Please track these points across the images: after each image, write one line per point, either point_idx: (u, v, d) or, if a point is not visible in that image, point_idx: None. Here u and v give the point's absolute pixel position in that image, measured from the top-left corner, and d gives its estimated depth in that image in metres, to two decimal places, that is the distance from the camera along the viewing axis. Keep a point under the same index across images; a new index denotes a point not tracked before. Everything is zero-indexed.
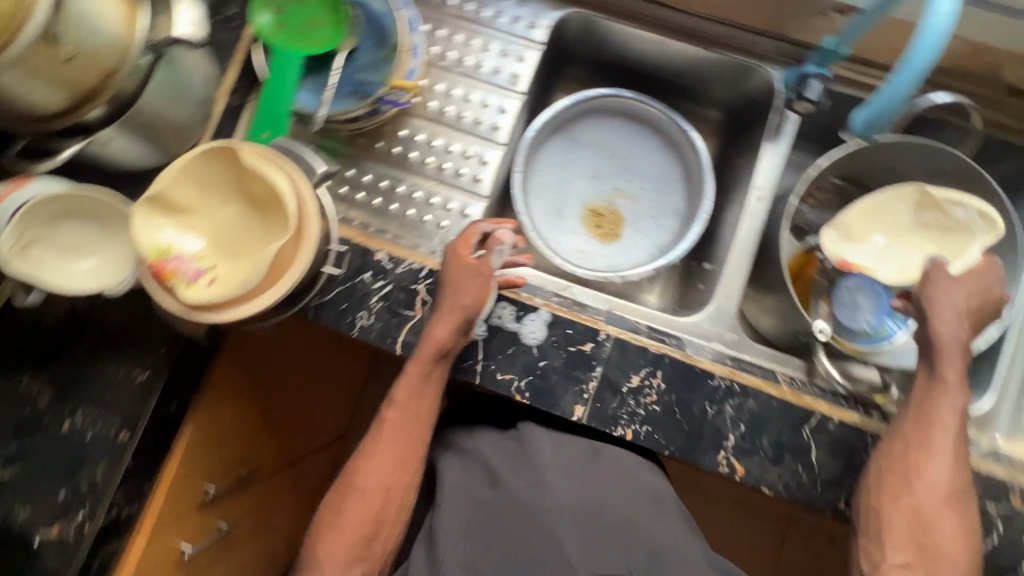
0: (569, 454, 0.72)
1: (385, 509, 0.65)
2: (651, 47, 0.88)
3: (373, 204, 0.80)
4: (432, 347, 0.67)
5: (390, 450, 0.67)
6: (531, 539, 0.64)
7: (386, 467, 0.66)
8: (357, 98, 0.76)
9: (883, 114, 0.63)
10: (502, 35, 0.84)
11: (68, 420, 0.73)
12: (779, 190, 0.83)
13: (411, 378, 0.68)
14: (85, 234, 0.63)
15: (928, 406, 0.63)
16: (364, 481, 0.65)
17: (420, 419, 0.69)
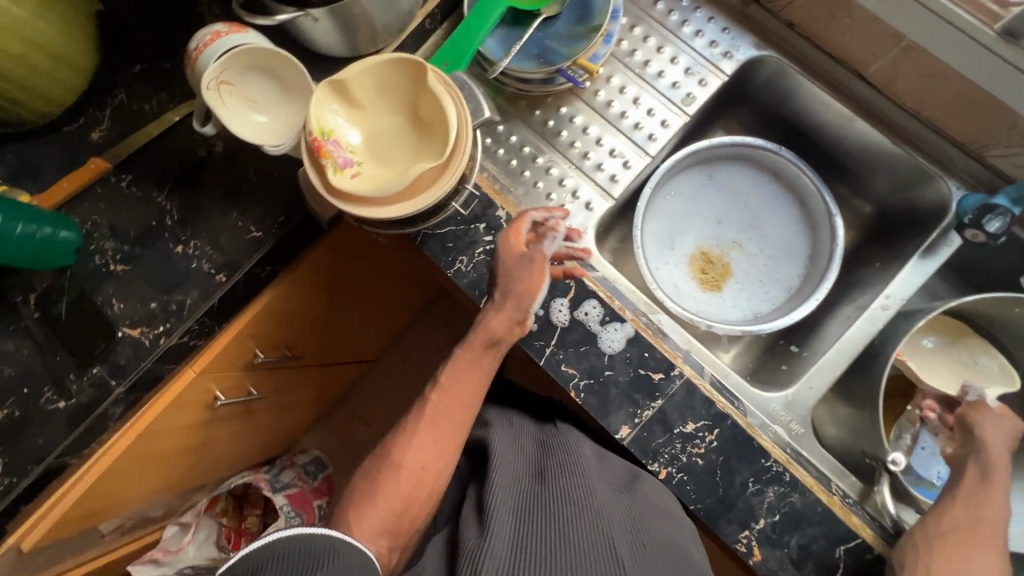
0: (611, 476, 0.68)
1: (415, 487, 0.66)
2: (834, 118, 0.84)
3: (508, 164, 0.82)
4: (483, 337, 0.66)
5: (426, 430, 0.67)
6: (581, 525, 0.57)
7: (421, 446, 0.67)
8: (539, 62, 0.78)
9: None
10: (692, 53, 0.83)
11: (182, 244, 0.80)
12: (907, 308, 0.78)
13: (461, 365, 0.67)
14: (266, 91, 0.68)
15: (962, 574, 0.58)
16: (401, 457, 0.66)
17: (462, 406, 0.68)
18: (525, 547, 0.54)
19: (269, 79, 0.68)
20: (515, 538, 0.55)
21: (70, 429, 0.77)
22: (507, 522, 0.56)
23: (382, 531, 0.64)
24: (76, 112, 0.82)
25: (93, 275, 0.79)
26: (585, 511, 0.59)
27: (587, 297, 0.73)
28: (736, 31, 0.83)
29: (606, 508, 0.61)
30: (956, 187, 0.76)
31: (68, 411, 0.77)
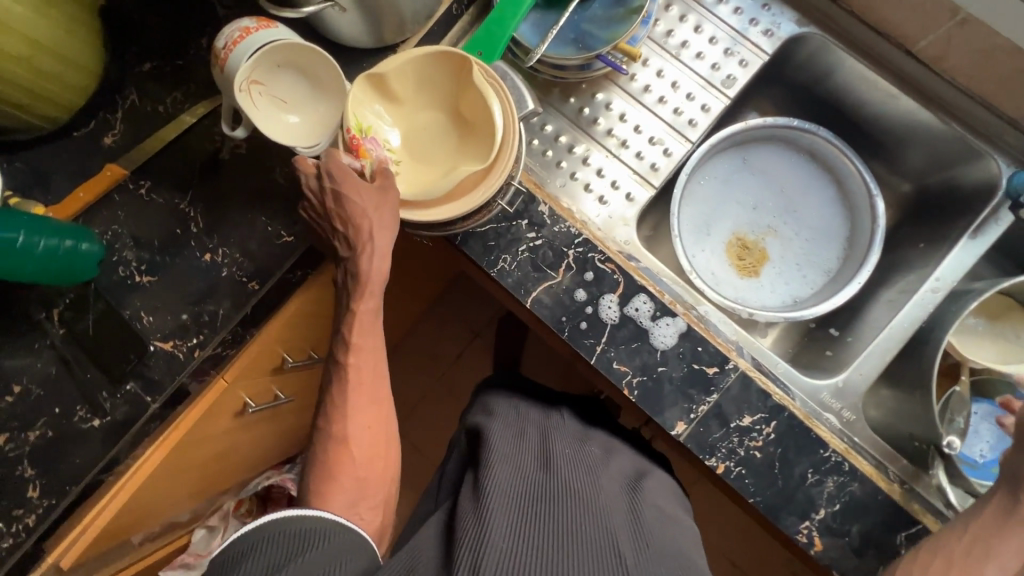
0: (608, 472, 0.68)
1: (360, 456, 0.67)
2: (876, 96, 0.82)
3: (544, 155, 0.79)
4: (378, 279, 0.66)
5: (357, 398, 0.67)
6: (582, 519, 0.56)
7: (354, 417, 0.67)
8: (577, 48, 0.74)
9: None
10: (731, 33, 0.80)
11: (211, 253, 0.77)
12: (955, 290, 0.77)
13: (366, 318, 0.67)
14: (298, 90, 0.65)
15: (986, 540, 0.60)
16: (343, 433, 0.66)
17: (378, 363, 0.69)
18: (527, 533, 0.53)
19: (300, 78, 0.65)
20: (513, 529, 0.53)
21: (106, 448, 0.75)
22: (506, 509, 0.55)
23: (354, 501, 0.65)
24: (86, 116, 0.77)
25: (119, 288, 0.76)
26: (586, 508, 0.58)
27: (637, 292, 0.71)
28: (777, 8, 0.80)
29: (606, 505, 0.60)
30: (1006, 164, 0.75)
31: (104, 429, 0.75)
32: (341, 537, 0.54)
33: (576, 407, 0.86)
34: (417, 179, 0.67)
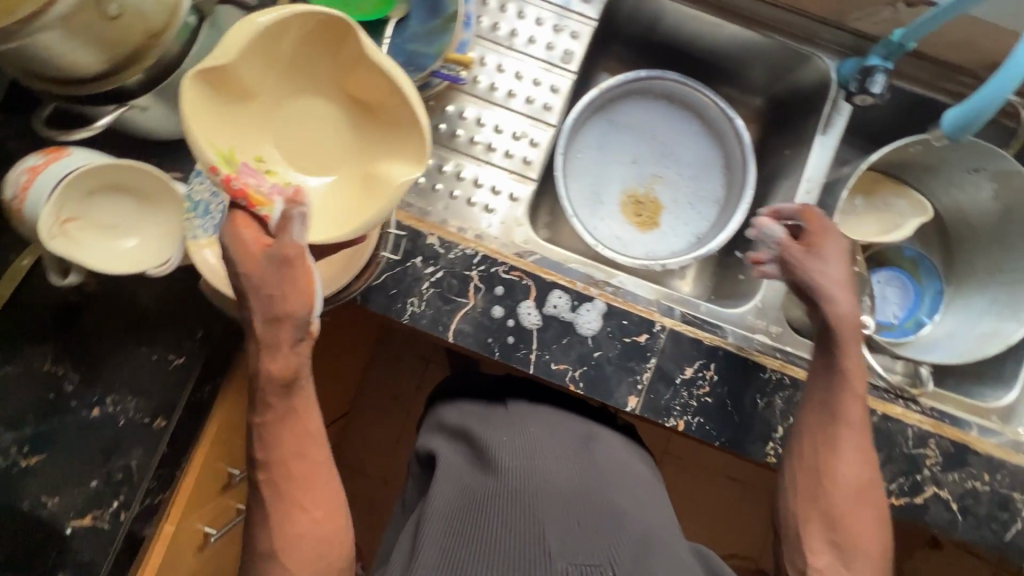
0: (549, 449, 0.69)
1: (301, 562, 0.56)
2: (704, 29, 0.85)
3: (416, 184, 0.77)
4: (272, 382, 0.53)
5: (277, 502, 0.56)
6: (516, 519, 0.59)
7: (279, 522, 0.56)
8: (409, 70, 0.69)
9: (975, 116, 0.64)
10: (553, 9, 0.80)
11: (98, 406, 0.68)
12: (827, 184, 0.83)
13: (272, 418, 0.55)
14: (130, 213, 0.59)
15: (836, 402, 0.65)
16: (269, 541, 0.56)
17: (301, 455, 0.57)
18: (454, 554, 0.56)
19: (131, 198, 0.59)
20: (442, 553, 0.55)
21: None
22: (436, 533, 0.57)
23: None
24: None
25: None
26: (522, 506, 0.60)
27: (551, 289, 0.71)
28: None
29: (539, 492, 0.62)
30: (830, 59, 0.80)
31: None
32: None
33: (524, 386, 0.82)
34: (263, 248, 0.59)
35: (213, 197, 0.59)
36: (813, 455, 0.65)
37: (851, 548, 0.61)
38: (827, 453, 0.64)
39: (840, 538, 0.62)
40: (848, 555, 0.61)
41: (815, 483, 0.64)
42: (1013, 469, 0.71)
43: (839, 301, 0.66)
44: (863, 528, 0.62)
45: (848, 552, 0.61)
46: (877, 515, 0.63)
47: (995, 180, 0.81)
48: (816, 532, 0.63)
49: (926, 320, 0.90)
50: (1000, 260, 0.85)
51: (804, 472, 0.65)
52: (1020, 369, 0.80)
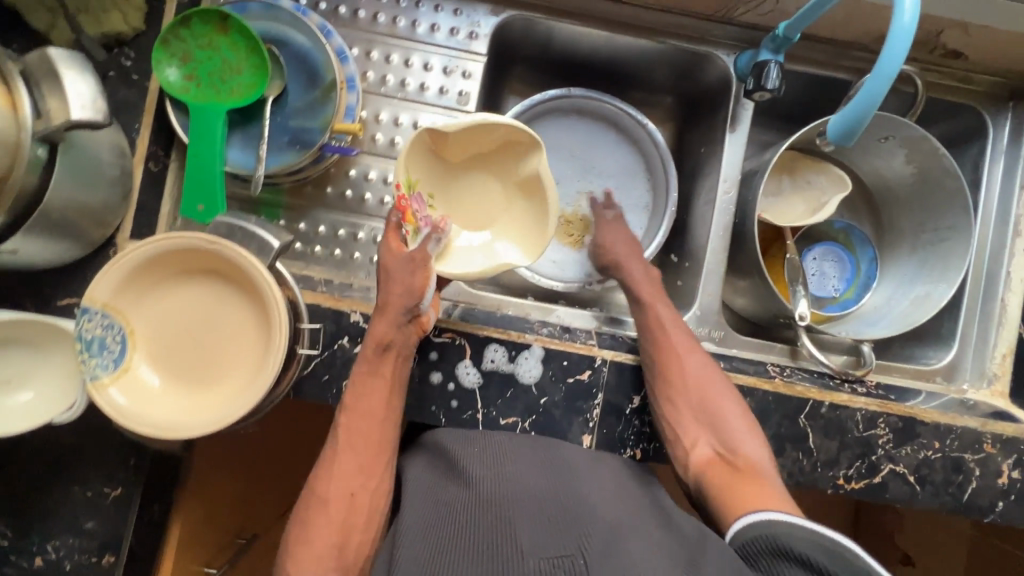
0: (524, 454, 0.62)
1: (347, 517, 0.59)
2: (598, 42, 0.83)
3: (334, 256, 0.75)
4: (372, 341, 0.64)
5: (345, 453, 0.62)
6: (489, 529, 0.51)
7: (344, 472, 0.61)
8: (297, 149, 0.68)
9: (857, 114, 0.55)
10: (439, 50, 0.77)
11: (40, 554, 0.65)
12: (745, 179, 0.83)
13: (359, 382, 0.64)
14: (27, 363, 0.58)
15: (651, 315, 0.73)
16: (327, 489, 0.60)
17: (377, 421, 0.63)
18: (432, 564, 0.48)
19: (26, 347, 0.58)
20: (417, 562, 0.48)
21: None
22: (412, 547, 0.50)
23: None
24: None
25: None
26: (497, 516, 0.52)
27: (486, 344, 0.69)
28: (468, 8, 0.77)
29: (509, 502, 0.54)
30: (726, 56, 0.80)
31: None
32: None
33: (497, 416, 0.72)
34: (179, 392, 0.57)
35: (108, 329, 0.56)
36: (660, 362, 0.69)
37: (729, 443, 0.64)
38: (668, 354, 0.69)
39: (721, 441, 0.64)
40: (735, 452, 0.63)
41: (676, 391, 0.67)
42: (963, 431, 0.73)
43: (631, 263, 0.80)
44: (732, 416, 0.66)
45: (734, 450, 0.63)
46: (736, 401, 0.67)
47: (905, 147, 0.81)
48: (705, 446, 0.65)
49: (864, 289, 0.90)
50: (923, 221, 0.86)
51: (665, 390, 0.68)
52: (957, 327, 0.81)
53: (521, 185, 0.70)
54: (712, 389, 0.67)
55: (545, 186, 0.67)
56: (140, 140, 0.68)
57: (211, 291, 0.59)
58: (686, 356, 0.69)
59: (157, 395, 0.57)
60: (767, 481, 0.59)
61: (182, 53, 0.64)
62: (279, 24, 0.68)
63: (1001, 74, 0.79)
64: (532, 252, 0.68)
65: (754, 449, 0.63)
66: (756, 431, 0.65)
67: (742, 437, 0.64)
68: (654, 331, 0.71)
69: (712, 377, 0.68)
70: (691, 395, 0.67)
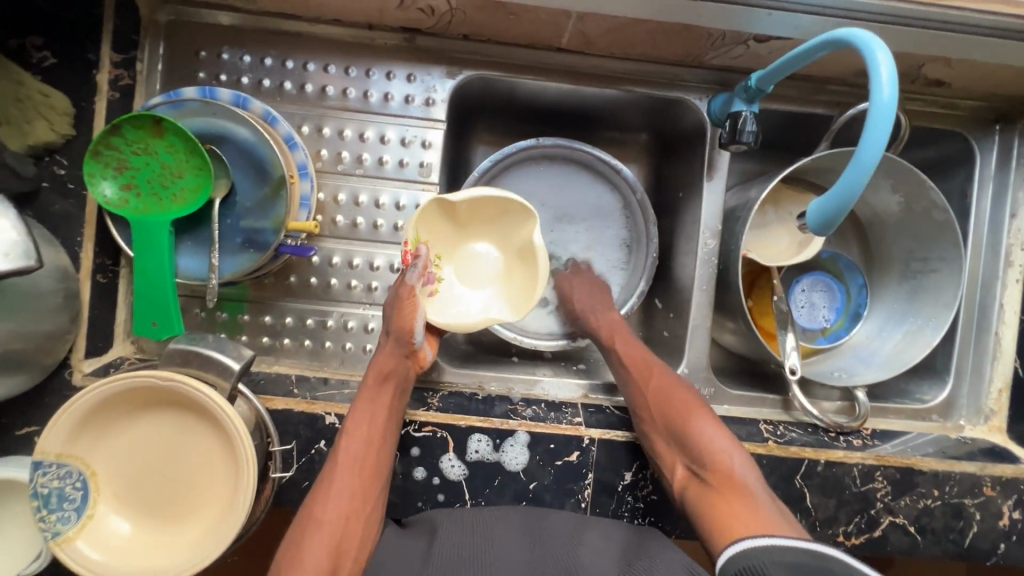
0: (512, 537, 0.60)
1: (342, 543, 0.56)
2: (563, 93, 0.78)
3: (304, 346, 0.72)
4: (374, 372, 0.65)
5: (345, 477, 0.59)
6: None
7: (341, 494, 0.58)
8: (251, 251, 0.64)
9: (838, 196, 0.51)
10: (395, 120, 0.72)
11: None
12: (725, 224, 0.79)
13: (361, 405, 0.63)
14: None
15: (618, 337, 0.75)
16: (323, 510, 0.57)
17: (376, 445, 0.62)
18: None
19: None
20: None
21: None
22: None
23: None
24: None
25: None
26: None
27: (470, 434, 0.67)
28: (422, 72, 0.73)
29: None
30: (699, 100, 0.76)
31: None
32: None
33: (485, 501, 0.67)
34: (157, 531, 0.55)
35: (65, 480, 0.53)
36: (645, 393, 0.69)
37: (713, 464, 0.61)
38: (656, 378, 0.69)
39: (705, 465, 0.61)
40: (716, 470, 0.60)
41: (661, 412, 0.66)
42: (962, 476, 0.71)
43: (597, 317, 0.78)
44: (715, 436, 0.62)
45: (716, 471, 0.60)
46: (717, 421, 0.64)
47: (889, 180, 0.78)
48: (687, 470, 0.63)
49: (856, 318, 0.88)
50: (911, 250, 0.83)
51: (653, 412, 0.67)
52: (951, 361, 0.79)
53: (523, 254, 0.69)
54: (695, 412, 0.65)
55: (538, 251, 0.66)
56: (83, 253, 0.64)
57: (171, 424, 0.56)
58: (660, 383, 0.69)
59: (126, 540, 0.54)
60: (749, 502, 0.56)
61: (117, 162, 0.60)
62: (218, 119, 0.63)
63: (985, 98, 0.76)
64: (519, 310, 0.67)
65: (737, 466, 0.59)
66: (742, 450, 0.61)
67: (726, 456, 0.60)
68: (630, 365, 0.72)
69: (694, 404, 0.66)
70: (670, 415, 0.65)
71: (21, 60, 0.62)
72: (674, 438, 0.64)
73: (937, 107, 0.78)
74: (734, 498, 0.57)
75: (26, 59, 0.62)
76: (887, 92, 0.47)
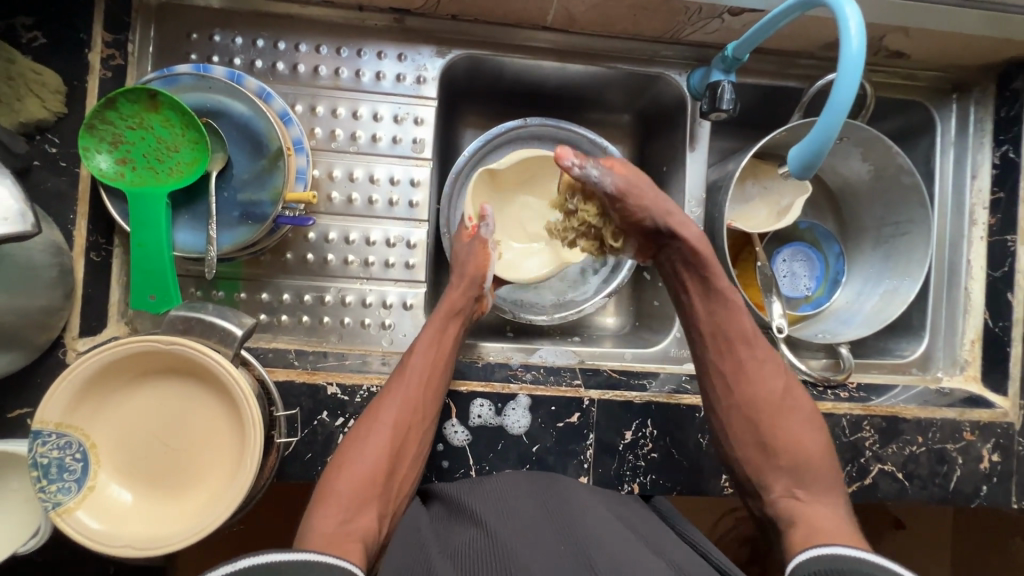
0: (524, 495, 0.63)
1: (396, 450, 0.64)
2: (548, 72, 0.81)
3: (302, 323, 0.73)
4: (446, 305, 0.72)
5: (412, 393, 0.65)
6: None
7: (405, 407, 0.65)
8: (249, 223, 0.65)
9: (818, 140, 0.54)
10: (388, 98, 0.74)
11: None
12: (708, 194, 0.82)
13: (430, 334, 0.70)
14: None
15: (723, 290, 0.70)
16: (386, 419, 0.64)
17: (436, 372, 0.68)
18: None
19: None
20: None
21: None
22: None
23: (360, 507, 0.59)
24: None
25: None
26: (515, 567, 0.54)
27: (472, 399, 0.68)
28: (413, 51, 0.75)
29: (521, 538, 0.58)
30: (679, 75, 0.79)
31: None
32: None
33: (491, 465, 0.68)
34: (162, 501, 0.54)
35: (65, 450, 0.52)
36: (731, 350, 0.70)
37: (793, 465, 0.64)
38: (738, 342, 0.70)
39: (785, 458, 0.64)
40: (800, 476, 0.63)
41: (737, 384, 0.68)
42: (943, 422, 0.74)
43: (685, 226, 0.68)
44: (792, 425, 0.66)
45: (808, 483, 0.62)
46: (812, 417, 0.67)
47: (860, 148, 0.82)
48: (755, 452, 0.66)
49: (835, 284, 0.92)
50: (883, 216, 0.88)
51: (733, 383, 0.69)
52: (926, 318, 0.84)
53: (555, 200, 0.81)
54: (792, 401, 0.68)
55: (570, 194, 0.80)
56: (77, 232, 0.63)
57: (176, 393, 0.56)
58: (762, 370, 0.69)
59: (130, 511, 0.53)
60: (830, 516, 0.58)
61: (112, 137, 0.61)
62: (213, 94, 0.65)
63: (942, 69, 0.81)
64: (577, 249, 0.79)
65: (820, 478, 0.62)
66: (829, 464, 0.64)
67: (819, 470, 0.63)
68: (705, 335, 0.71)
69: (792, 387, 0.69)
70: (755, 398, 0.68)
71: (11, 40, 0.62)
72: (754, 423, 0.66)
73: (899, 79, 0.83)
74: (820, 512, 0.59)
75: (16, 40, 0.62)
76: (857, 42, 0.50)
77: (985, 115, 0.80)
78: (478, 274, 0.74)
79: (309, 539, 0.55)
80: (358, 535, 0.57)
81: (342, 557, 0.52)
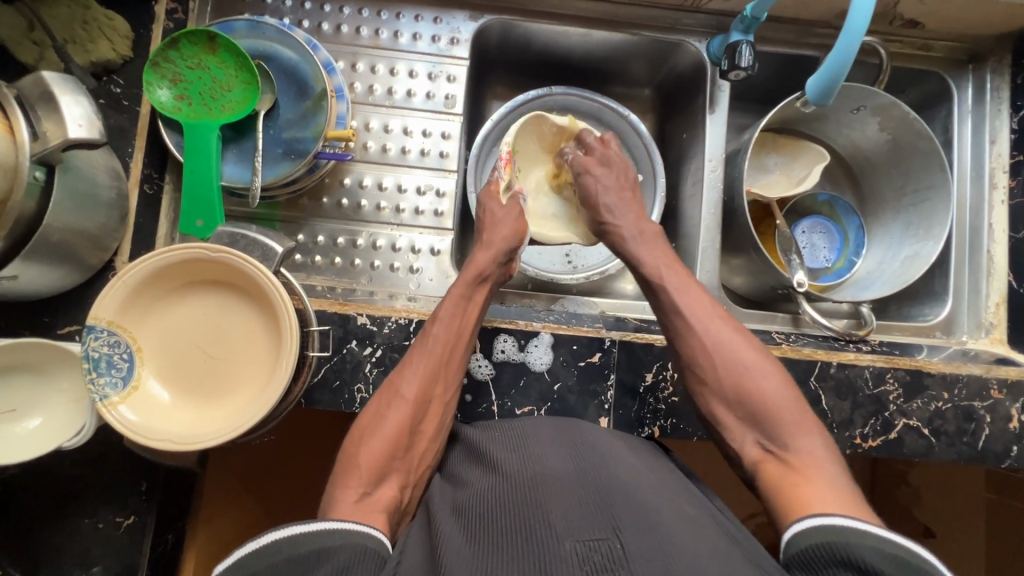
0: (546, 435, 0.60)
1: (420, 420, 0.60)
2: (573, 40, 0.85)
3: (334, 264, 0.76)
4: (472, 273, 0.70)
5: (433, 362, 0.63)
6: (525, 512, 0.49)
7: (429, 377, 0.62)
8: (291, 159, 0.70)
9: (833, 71, 0.66)
10: (422, 57, 0.79)
11: None
12: (727, 156, 0.84)
13: (455, 300, 0.67)
14: (37, 391, 0.60)
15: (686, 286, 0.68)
16: (409, 386, 0.61)
17: (458, 339, 0.65)
18: (477, 545, 0.45)
19: (28, 376, 0.60)
20: (470, 537, 0.47)
21: None
22: (455, 526, 0.48)
23: (383, 476, 0.54)
24: None
25: None
26: (538, 498, 0.50)
27: (495, 335, 0.70)
28: (447, 16, 0.80)
29: (541, 481, 0.52)
30: (698, 42, 0.83)
31: None
32: (350, 548, 0.43)
33: (512, 404, 0.69)
34: (200, 412, 0.56)
35: (114, 348, 0.55)
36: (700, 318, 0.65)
37: (738, 401, 0.60)
38: (710, 320, 0.65)
39: (746, 412, 0.60)
40: (768, 428, 0.58)
41: (709, 357, 0.62)
42: (969, 379, 0.73)
43: (624, 226, 0.74)
44: (772, 390, 0.59)
45: (778, 434, 0.57)
46: (771, 367, 0.61)
47: (876, 115, 0.84)
48: (700, 391, 0.63)
49: (854, 257, 0.92)
50: (902, 185, 0.89)
51: (713, 361, 0.62)
52: (948, 282, 0.84)
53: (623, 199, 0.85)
54: (738, 355, 0.62)
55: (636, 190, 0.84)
56: (134, 164, 0.68)
57: (225, 304, 0.58)
58: (707, 328, 0.64)
59: (166, 409, 0.56)
60: (818, 469, 0.53)
61: (172, 74, 0.66)
62: (265, 40, 0.72)
63: (958, 39, 0.84)
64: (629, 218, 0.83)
65: (791, 422, 0.57)
66: (802, 409, 0.58)
67: (785, 419, 0.57)
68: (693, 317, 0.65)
69: (742, 344, 0.63)
70: (707, 362, 0.63)
71: None
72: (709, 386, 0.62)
73: (915, 52, 0.86)
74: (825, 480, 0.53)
75: None
76: None
77: (1002, 83, 0.83)
78: (507, 241, 0.73)
79: (330, 511, 0.50)
80: (383, 504, 0.52)
81: (363, 522, 0.47)
